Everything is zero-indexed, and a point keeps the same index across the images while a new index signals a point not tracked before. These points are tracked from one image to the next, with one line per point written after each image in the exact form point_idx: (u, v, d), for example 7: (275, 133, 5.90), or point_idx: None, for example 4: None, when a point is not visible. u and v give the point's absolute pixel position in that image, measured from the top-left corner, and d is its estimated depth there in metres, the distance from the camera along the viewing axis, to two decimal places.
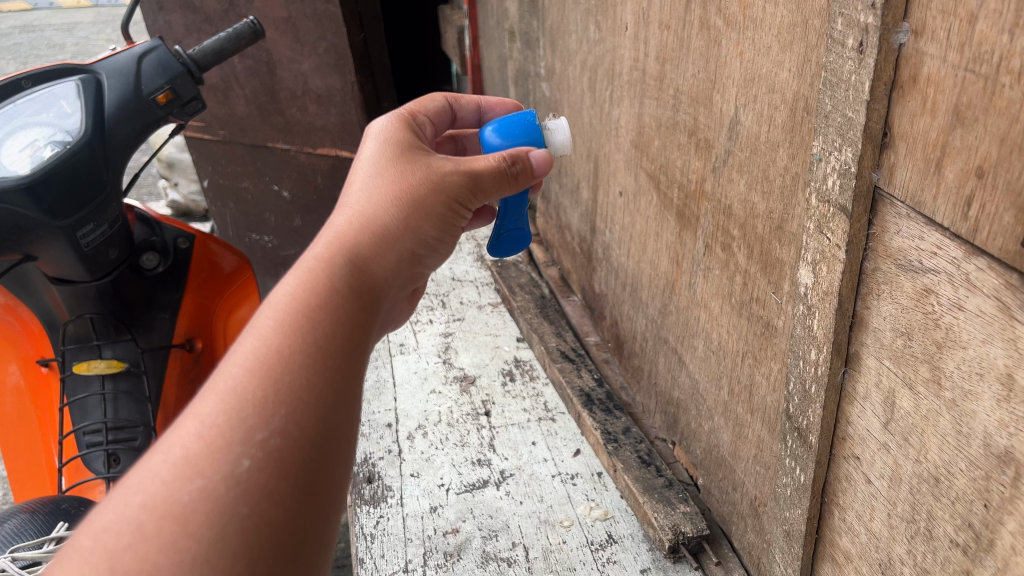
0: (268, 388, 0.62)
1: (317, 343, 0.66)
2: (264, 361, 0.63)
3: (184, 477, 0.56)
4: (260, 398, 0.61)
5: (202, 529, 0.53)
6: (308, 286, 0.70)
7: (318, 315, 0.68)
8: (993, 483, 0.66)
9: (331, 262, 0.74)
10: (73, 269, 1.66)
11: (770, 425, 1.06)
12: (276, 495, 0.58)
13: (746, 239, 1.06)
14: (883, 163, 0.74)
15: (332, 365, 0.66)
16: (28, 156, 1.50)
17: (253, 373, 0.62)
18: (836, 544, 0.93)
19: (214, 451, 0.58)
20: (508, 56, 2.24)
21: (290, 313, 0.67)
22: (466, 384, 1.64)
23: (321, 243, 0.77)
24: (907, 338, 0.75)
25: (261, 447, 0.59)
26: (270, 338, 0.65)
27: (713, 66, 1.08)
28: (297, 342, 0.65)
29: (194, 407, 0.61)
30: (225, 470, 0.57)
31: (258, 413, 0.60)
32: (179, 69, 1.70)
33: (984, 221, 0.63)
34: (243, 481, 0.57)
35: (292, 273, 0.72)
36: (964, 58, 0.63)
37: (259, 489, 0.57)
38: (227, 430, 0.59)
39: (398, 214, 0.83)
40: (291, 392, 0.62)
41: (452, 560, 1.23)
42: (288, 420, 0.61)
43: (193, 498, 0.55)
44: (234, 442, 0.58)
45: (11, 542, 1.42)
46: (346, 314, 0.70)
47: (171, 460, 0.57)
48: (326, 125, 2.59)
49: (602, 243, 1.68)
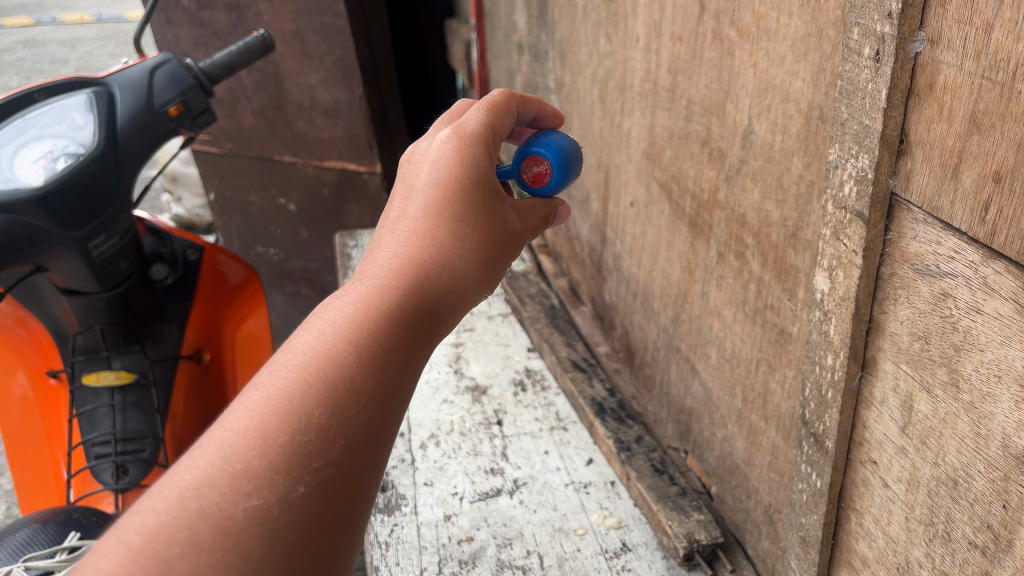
0: (333, 417, 0.63)
1: (386, 381, 0.66)
2: (335, 388, 0.64)
3: (240, 491, 0.58)
4: (325, 427, 0.62)
5: (252, 549, 0.56)
6: (385, 314, 0.70)
7: (392, 349, 0.68)
8: (1013, 483, 0.67)
9: (406, 285, 0.73)
10: (85, 279, 1.67)
11: (786, 432, 1.07)
12: (321, 524, 0.60)
13: (760, 247, 1.07)
14: (900, 169, 0.75)
15: (391, 403, 0.67)
16: (41, 168, 1.50)
17: (322, 399, 0.63)
18: (853, 549, 0.94)
19: (273, 470, 0.59)
20: (516, 69, 2.26)
21: (368, 343, 0.67)
22: (478, 393, 1.65)
23: (391, 255, 0.76)
24: (925, 342, 0.76)
25: (315, 475, 0.60)
26: (346, 365, 0.65)
27: (726, 77, 1.09)
28: (368, 374, 0.66)
29: (259, 415, 0.62)
30: (280, 492, 0.59)
31: (319, 440, 0.61)
32: (190, 82, 1.72)
33: (1001, 225, 0.64)
34: (295, 508, 0.59)
35: (370, 291, 0.72)
36: (981, 66, 0.64)
37: (307, 517, 0.59)
38: (290, 454, 0.60)
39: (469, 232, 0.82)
40: (355, 426, 0.63)
41: (467, 567, 1.23)
42: (345, 453, 0.62)
43: (247, 516, 0.57)
44: (293, 466, 0.60)
45: (22, 552, 1.42)
46: (415, 349, 0.71)
47: (230, 469, 0.58)
48: (332, 138, 2.62)
49: (613, 254, 1.69)
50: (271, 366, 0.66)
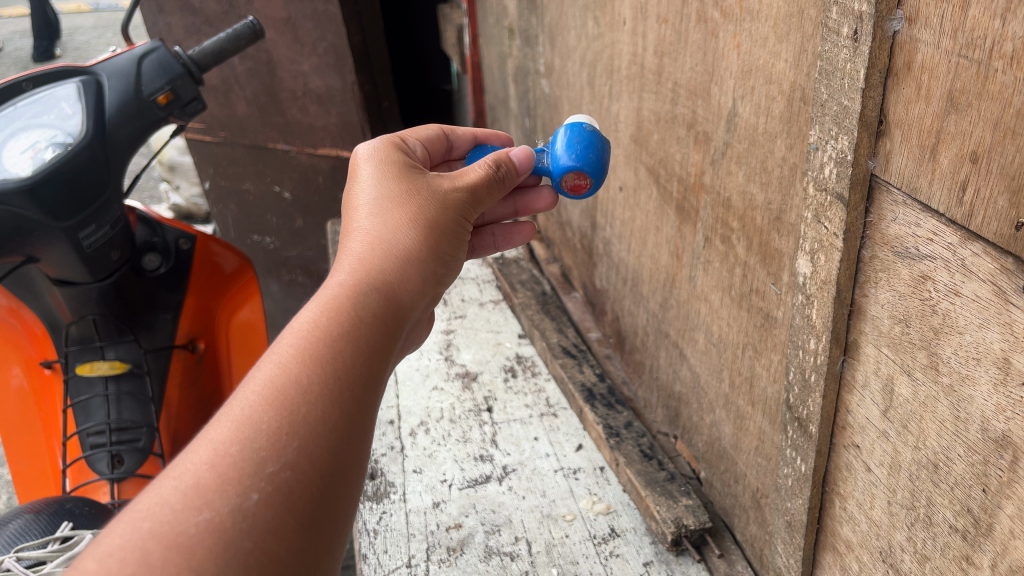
0: (284, 421, 0.63)
1: (336, 374, 0.67)
2: (283, 390, 0.65)
3: (192, 507, 0.58)
4: (275, 429, 0.63)
5: (207, 563, 0.55)
6: (329, 316, 0.71)
7: (340, 346, 0.69)
8: (991, 467, 0.66)
9: (361, 283, 0.75)
10: (75, 269, 1.66)
11: (771, 416, 1.06)
12: (282, 531, 0.59)
13: (745, 231, 1.06)
14: (879, 151, 0.74)
15: (347, 396, 0.67)
16: (29, 158, 1.49)
17: (268, 403, 0.64)
18: (837, 533, 0.94)
19: (224, 483, 0.60)
20: (507, 53, 2.24)
21: (312, 343, 0.68)
22: (468, 380, 1.64)
23: (339, 270, 0.77)
24: (906, 324, 0.75)
25: (271, 480, 0.61)
26: (290, 367, 0.66)
27: (711, 59, 1.08)
28: (317, 374, 0.66)
29: (210, 434, 0.63)
30: (234, 501, 0.59)
31: (271, 446, 0.62)
32: (178, 69, 1.69)
33: (979, 206, 0.63)
34: (250, 515, 0.59)
35: (316, 299, 0.74)
36: (957, 44, 0.63)
37: (265, 524, 0.59)
38: (242, 464, 0.61)
39: (411, 228, 0.83)
40: (308, 425, 0.64)
41: (456, 554, 1.23)
42: (301, 454, 0.62)
43: (199, 529, 0.57)
44: (245, 475, 0.60)
45: (14, 542, 1.42)
46: (374, 347, 0.71)
47: (182, 488, 0.59)
48: (325, 125, 2.61)
49: (603, 239, 1.68)
50: (238, 386, 0.68)
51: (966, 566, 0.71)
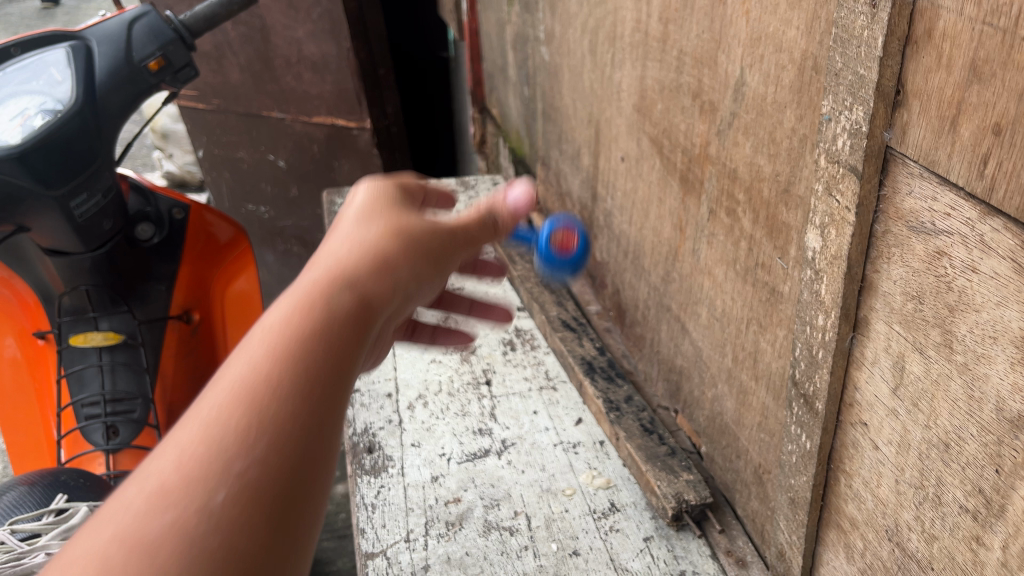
0: (256, 416, 0.54)
1: (314, 366, 0.58)
2: (255, 383, 0.55)
3: (154, 510, 0.47)
4: (244, 424, 0.53)
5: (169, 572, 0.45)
6: (306, 308, 0.62)
7: (317, 337, 0.60)
8: (1005, 448, 0.65)
9: (339, 275, 0.67)
10: (67, 239, 1.63)
11: (775, 391, 1.05)
12: (257, 537, 0.49)
13: (752, 204, 1.04)
14: (895, 122, 0.72)
15: (327, 390, 0.58)
16: (18, 125, 1.46)
17: (237, 398, 0.54)
18: (841, 510, 0.93)
19: (188, 484, 0.49)
20: (506, 20, 2.20)
21: (285, 334, 0.59)
22: (466, 353, 1.63)
23: (314, 267, 0.69)
24: (921, 301, 0.73)
25: (241, 480, 0.50)
26: (260, 360, 0.57)
27: (718, 26, 1.05)
28: (293, 363, 0.57)
29: (172, 434, 0.53)
30: (199, 502, 0.49)
31: (242, 442, 0.52)
32: (170, 34, 1.66)
33: (1000, 180, 0.61)
34: (219, 519, 0.48)
35: (288, 295, 0.65)
36: (982, 11, 0.61)
37: (238, 527, 0.49)
38: (209, 461, 0.50)
39: (392, 226, 0.76)
40: (284, 420, 0.54)
41: (454, 529, 1.21)
42: (278, 449, 0.53)
43: (161, 534, 0.46)
44: (211, 473, 0.50)
45: (10, 514, 1.41)
46: (355, 341, 0.63)
47: (139, 491, 0.49)
48: (321, 93, 2.56)
49: (604, 210, 1.66)
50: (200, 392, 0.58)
51: (978, 545, 0.71)
